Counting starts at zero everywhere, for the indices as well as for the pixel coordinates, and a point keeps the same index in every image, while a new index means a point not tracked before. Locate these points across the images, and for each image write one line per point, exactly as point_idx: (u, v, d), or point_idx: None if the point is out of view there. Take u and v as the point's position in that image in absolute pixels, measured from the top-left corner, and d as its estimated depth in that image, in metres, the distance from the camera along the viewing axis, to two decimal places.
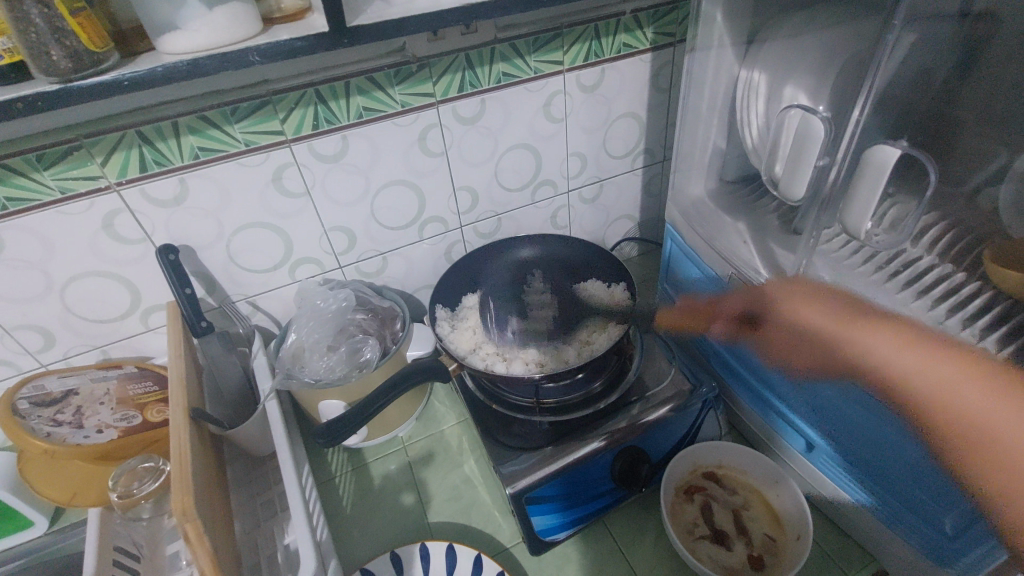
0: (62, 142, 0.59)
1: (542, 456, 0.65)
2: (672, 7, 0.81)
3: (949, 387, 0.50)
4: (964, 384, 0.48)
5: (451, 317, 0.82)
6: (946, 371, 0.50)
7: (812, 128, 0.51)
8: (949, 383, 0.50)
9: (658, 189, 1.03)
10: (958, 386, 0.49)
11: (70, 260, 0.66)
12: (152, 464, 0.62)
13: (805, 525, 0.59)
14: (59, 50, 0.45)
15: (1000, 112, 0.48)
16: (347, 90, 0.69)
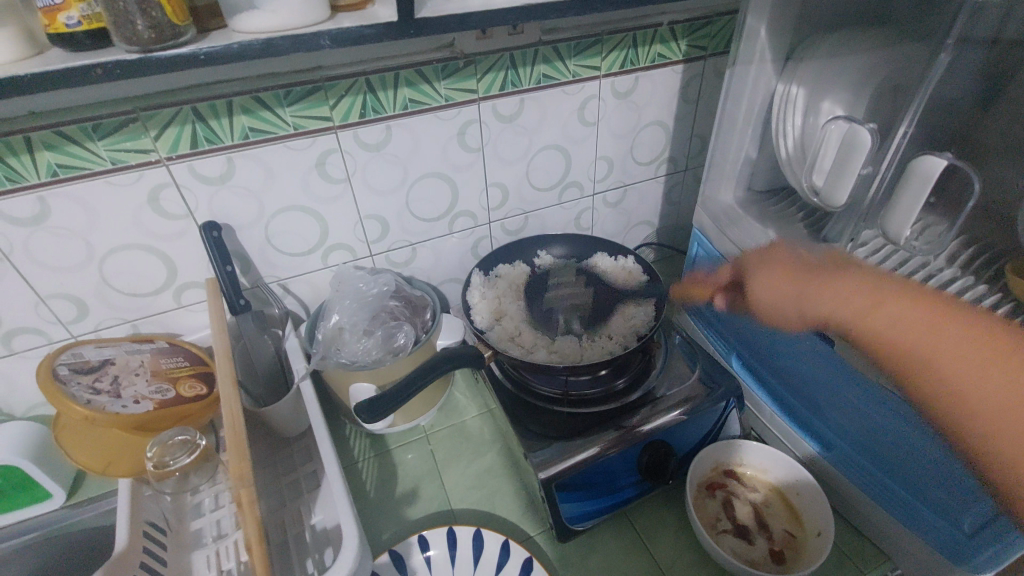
0: (120, 114, 0.60)
1: (571, 445, 0.66)
2: (706, 22, 0.84)
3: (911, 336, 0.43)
4: (913, 332, 0.43)
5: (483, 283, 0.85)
6: (915, 318, 0.43)
7: (860, 137, 0.55)
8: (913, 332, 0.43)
9: (678, 198, 1.05)
10: (932, 331, 0.42)
11: (113, 231, 0.67)
12: (186, 437, 0.63)
13: (826, 522, 0.62)
14: (142, 20, 0.46)
15: None
16: (396, 82, 0.70)
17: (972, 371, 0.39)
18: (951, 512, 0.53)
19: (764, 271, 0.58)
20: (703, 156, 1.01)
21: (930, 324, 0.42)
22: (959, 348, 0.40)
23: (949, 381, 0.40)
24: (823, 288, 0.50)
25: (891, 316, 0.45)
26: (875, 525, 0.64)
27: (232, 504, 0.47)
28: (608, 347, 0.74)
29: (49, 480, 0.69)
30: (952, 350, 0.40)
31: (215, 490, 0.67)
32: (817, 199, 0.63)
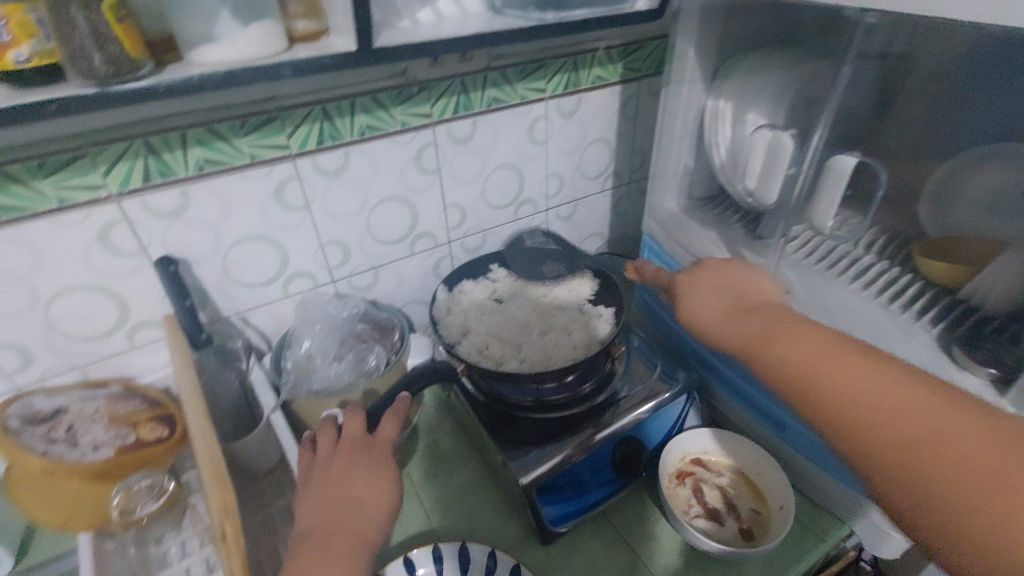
0: (67, 151, 0.58)
1: (548, 449, 0.68)
2: (638, 46, 0.91)
3: (861, 390, 0.41)
4: (858, 381, 0.41)
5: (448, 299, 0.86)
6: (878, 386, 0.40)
7: (783, 144, 0.61)
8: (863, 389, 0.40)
9: (625, 209, 1.12)
10: (887, 390, 0.40)
11: (59, 272, 0.64)
12: (152, 484, 0.62)
13: (787, 496, 0.67)
14: (99, 55, 0.46)
15: None
16: (352, 109, 0.72)
17: (926, 435, 0.37)
18: None
19: (699, 290, 0.57)
20: (644, 169, 1.08)
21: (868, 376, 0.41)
22: (909, 407, 0.38)
23: (905, 444, 0.37)
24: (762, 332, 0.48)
25: (840, 363, 0.42)
26: (828, 494, 0.69)
27: (218, 538, 0.45)
28: (571, 350, 0.77)
29: None
30: (906, 410, 0.38)
31: (181, 538, 0.63)
32: (752, 201, 0.70)
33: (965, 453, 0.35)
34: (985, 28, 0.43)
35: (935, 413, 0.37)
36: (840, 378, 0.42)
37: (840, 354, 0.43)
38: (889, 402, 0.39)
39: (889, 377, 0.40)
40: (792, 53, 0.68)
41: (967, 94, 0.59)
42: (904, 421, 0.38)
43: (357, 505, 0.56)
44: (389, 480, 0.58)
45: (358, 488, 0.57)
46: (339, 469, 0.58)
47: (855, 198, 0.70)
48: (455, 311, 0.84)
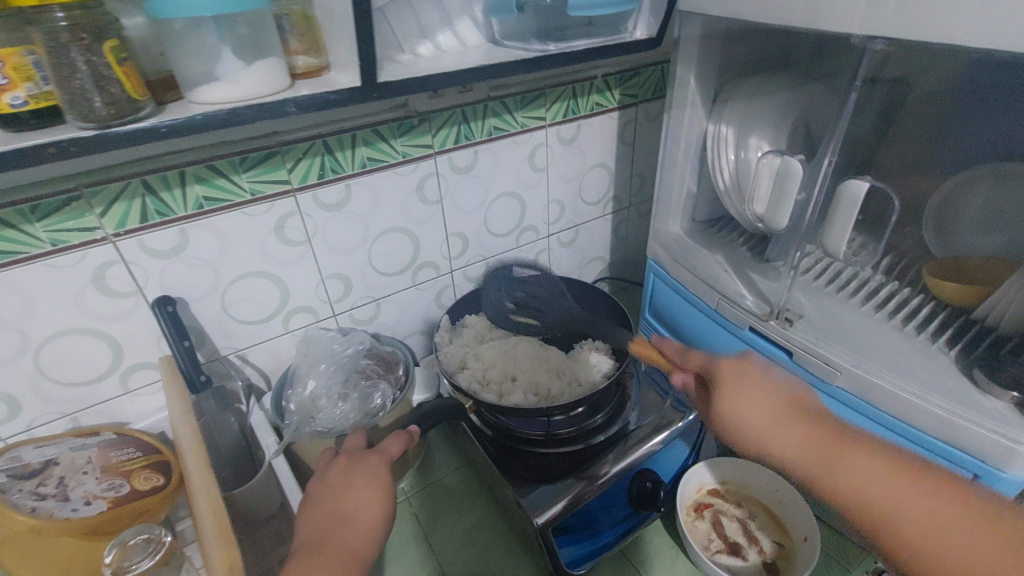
0: (62, 192, 0.57)
1: (562, 486, 0.66)
2: (635, 73, 0.92)
3: (880, 495, 0.43)
4: (880, 490, 0.43)
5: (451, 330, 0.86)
6: (872, 478, 0.44)
7: (792, 169, 0.59)
8: (891, 497, 0.43)
9: (625, 232, 1.11)
10: (906, 493, 0.42)
11: (51, 316, 0.61)
12: (149, 536, 0.55)
13: (810, 525, 0.64)
14: (99, 97, 0.45)
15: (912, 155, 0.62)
16: (353, 142, 0.71)
17: (922, 518, 0.41)
18: None
19: (737, 382, 0.52)
20: (643, 192, 1.08)
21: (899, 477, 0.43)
22: (932, 509, 0.41)
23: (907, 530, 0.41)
24: (760, 419, 0.49)
25: (836, 455, 0.46)
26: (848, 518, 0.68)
27: None
28: (578, 376, 0.78)
29: None
30: (936, 514, 0.41)
31: None
32: (760, 225, 0.70)
33: (973, 555, 0.39)
34: (994, 56, 0.43)
35: (954, 519, 0.40)
36: (876, 491, 0.43)
37: (867, 454, 0.45)
38: (903, 502, 0.42)
39: (906, 482, 0.43)
40: (790, 79, 0.69)
41: (968, 117, 0.59)
42: (921, 527, 0.41)
43: (349, 521, 0.48)
44: (386, 496, 0.50)
45: (352, 501, 0.49)
46: (333, 481, 0.51)
47: (862, 220, 0.69)
48: (457, 342, 0.83)
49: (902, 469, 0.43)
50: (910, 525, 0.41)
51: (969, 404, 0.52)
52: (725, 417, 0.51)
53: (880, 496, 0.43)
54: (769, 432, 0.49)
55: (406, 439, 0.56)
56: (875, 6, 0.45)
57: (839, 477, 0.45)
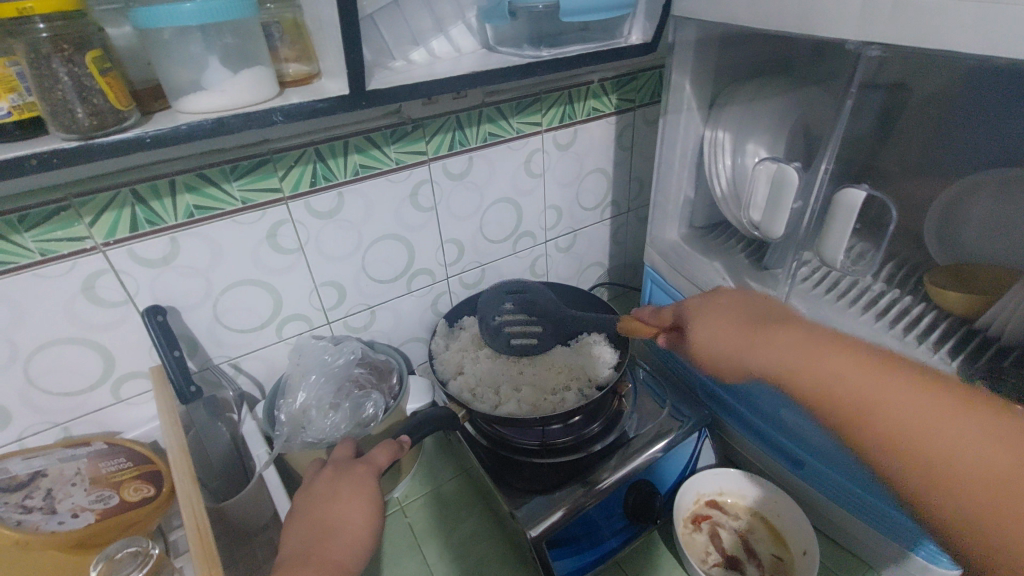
0: (50, 202, 0.56)
1: (556, 497, 0.65)
2: (632, 77, 0.91)
3: (913, 420, 0.37)
4: (874, 386, 0.39)
5: (446, 335, 0.85)
6: (849, 377, 0.41)
7: (788, 176, 0.58)
8: (882, 396, 0.39)
9: (624, 237, 1.10)
10: (875, 380, 0.40)
11: (40, 326, 0.61)
12: (137, 549, 0.54)
13: (810, 539, 0.63)
14: (82, 108, 0.45)
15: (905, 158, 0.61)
16: (346, 149, 0.71)
17: (921, 426, 0.37)
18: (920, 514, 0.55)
19: (709, 317, 0.51)
20: (642, 197, 1.07)
21: (869, 364, 0.41)
22: (922, 410, 0.37)
23: (952, 463, 0.35)
24: (794, 351, 0.44)
25: (865, 372, 0.40)
26: (848, 532, 0.66)
27: None
28: (589, 372, 0.77)
29: None
30: (916, 409, 0.37)
31: None
32: (756, 233, 0.69)
33: (968, 466, 0.34)
34: (994, 62, 0.42)
35: (943, 413, 0.37)
36: (855, 385, 0.40)
37: (852, 360, 0.41)
38: (875, 391, 0.39)
39: (893, 374, 0.39)
40: (787, 82, 0.67)
41: (969, 123, 0.58)
42: (945, 440, 0.36)
43: (336, 532, 0.48)
44: (374, 506, 0.50)
45: (338, 511, 0.49)
46: (319, 490, 0.51)
47: (862, 226, 0.68)
48: (452, 347, 0.82)
49: (863, 353, 0.41)
50: (929, 431, 0.36)
51: None
52: (701, 346, 0.50)
53: (886, 401, 0.39)
54: (752, 354, 0.46)
55: (394, 448, 0.55)
56: (871, 10, 0.44)
57: (841, 383, 0.41)
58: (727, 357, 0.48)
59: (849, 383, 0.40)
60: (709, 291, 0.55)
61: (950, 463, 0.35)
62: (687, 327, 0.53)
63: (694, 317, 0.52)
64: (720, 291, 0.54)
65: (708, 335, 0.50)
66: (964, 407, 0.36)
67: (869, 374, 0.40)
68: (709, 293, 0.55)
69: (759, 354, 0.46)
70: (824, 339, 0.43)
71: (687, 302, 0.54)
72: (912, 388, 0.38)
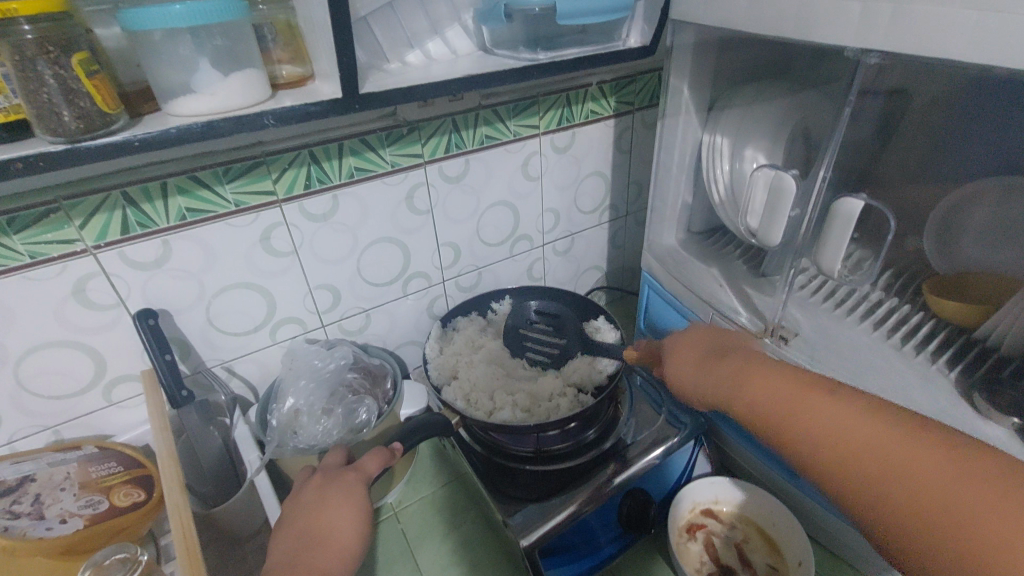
0: (39, 204, 0.56)
1: (551, 504, 0.64)
2: (631, 80, 0.91)
3: (884, 463, 0.37)
4: (882, 443, 0.38)
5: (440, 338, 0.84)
6: (848, 421, 0.40)
7: (785, 184, 0.57)
8: (858, 448, 0.39)
9: (622, 241, 1.09)
10: (871, 432, 0.39)
11: (29, 329, 0.60)
12: (126, 555, 0.54)
13: (806, 550, 0.62)
14: (68, 111, 0.44)
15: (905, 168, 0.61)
16: (340, 152, 0.70)
17: (930, 481, 0.35)
18: None
19: (684, 351, 0.53)
20: (641, 200, 1.06)
21: (879, 426, 0.39)
22: (918, 463, 0.36)
23: (937, 499, 0.34)
24: (773, 398, 0.44)
25: (810, 403, 0.42)
26: (837, 538, 0.66)
27: None
28: (583, 378, 0.75)
29: None
30: (884, 444, 0.38)
31: None
32: (754, 239, 0.68)
33: (977, 527, 0.32)
34: (993, 71, 0.41)
35: (945, 472, 0.35)
36: (836, 430, 0.40)
37: (843, 408, 0.41)
38: (853, 429, 0.39)
39: (894, 433, 0.38)
40: (786, 87, 0.66)
41: (969, 131, 0.57)
42: (955, 506, 0.34)
43: (323, 542, 0.47)
44: (362, 515, 0.49)
45: (325, 520, 0.48)
46: (305, 500, 0.50)
47: (861, 234, 0.67)
48: (447, 351, 0.81)
49: (857, 406, 0.40)
50: (885, 479, 0.37)
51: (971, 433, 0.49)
52: (673, 378, 0.52)
53: (861, 442, 0.39)
54: (703, 387, 0.49)
55: (385, 456, 0.55)
56: (870, 16, 0.44)
57: (805, 431, 0.41)
58: (702, 398, 0.49)
59: (830, 434, 0.40)
60: (695, 323, 0.58)
61: (965, 527, 0.33)
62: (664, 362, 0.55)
63: (666, 345, 0.56)
64: (709, 327, 0.56)
65: (698, 381, 0.50)
66: (964, 458, 0.35)
67: (844, 419, 0.40)
68: (695, 324, 0.58)
69: (742, 390, 0.46)
70: (799, 377, 0.44)
71: (670, 335, 0.57)
72: (930, 445, 0.37)
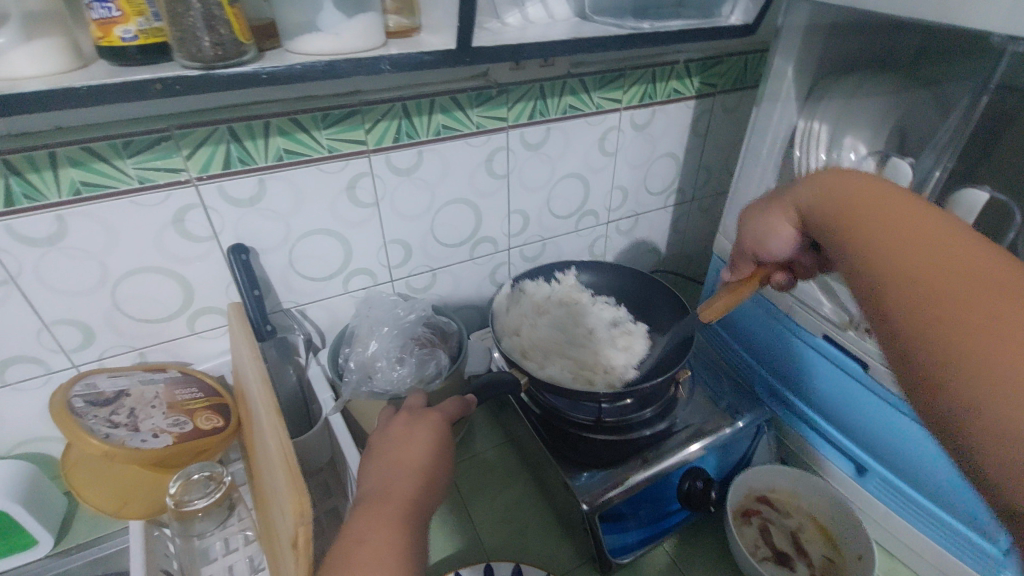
0: (154, 131, 0.58)
1: (611, 474, 0.65)
2: (717, 61, 0.89)
3: (936, 265, 0.31)
4: (963, 280, 0.30)
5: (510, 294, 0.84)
6: (930, 266, 0.32)
7: (901, 171, 0.60)
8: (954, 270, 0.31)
9: (684, 227, 1.08)
10: (932, 271, 0.31)
11: (131, 252, 0.63)
12: (208, 475, 0.61)
13: (866, 545, 0.61)
14: (208, 37, 0.45)
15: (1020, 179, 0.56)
16: (431, 108, 0.71)
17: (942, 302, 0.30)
18: (989, 531, 0.55)
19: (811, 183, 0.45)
20: (708, 187, 1.05)
21: (930, 250, 0.32)
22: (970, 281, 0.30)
23: None
24: (896, 249, 0.34)
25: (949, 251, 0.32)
26: (897, 538, 0.65)
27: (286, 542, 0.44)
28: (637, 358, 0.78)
29: (36, 522, 0.62)
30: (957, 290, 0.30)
31: (226, 533, 0.62)
32: None
33: None
34: None
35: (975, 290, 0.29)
36: (921, 278, 0.31)
37: (917, 229, 0.34)
38: (941, 285, 0.30)
39: (943, 255, 0.32)
40: (892, 79, 0.64)
41: None
42: (974, 334, 0.28)
43: (406, 472, 0.47)
44: (445, 459, 0.50)
45: (409, 453, 0.49)
46: (389, 434, 0.51)
47: None
48: (513, 310, 0.82)
49: (949, 227, 0.33)
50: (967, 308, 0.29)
51: None
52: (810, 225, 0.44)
53: (957, 288, 0.30)
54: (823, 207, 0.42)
55: (462, 403, 0.55)
56: None
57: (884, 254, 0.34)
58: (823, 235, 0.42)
59: (923, 278, 0.31)
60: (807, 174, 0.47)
61: None
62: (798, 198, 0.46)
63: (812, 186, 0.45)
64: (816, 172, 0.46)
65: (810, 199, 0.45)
66: (984, 260, 0.31)
67: (933, 227, 0.34)
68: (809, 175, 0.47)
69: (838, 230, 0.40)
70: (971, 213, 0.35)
71: (804, 182, 0.46)
72: (960, 265, 0.31)
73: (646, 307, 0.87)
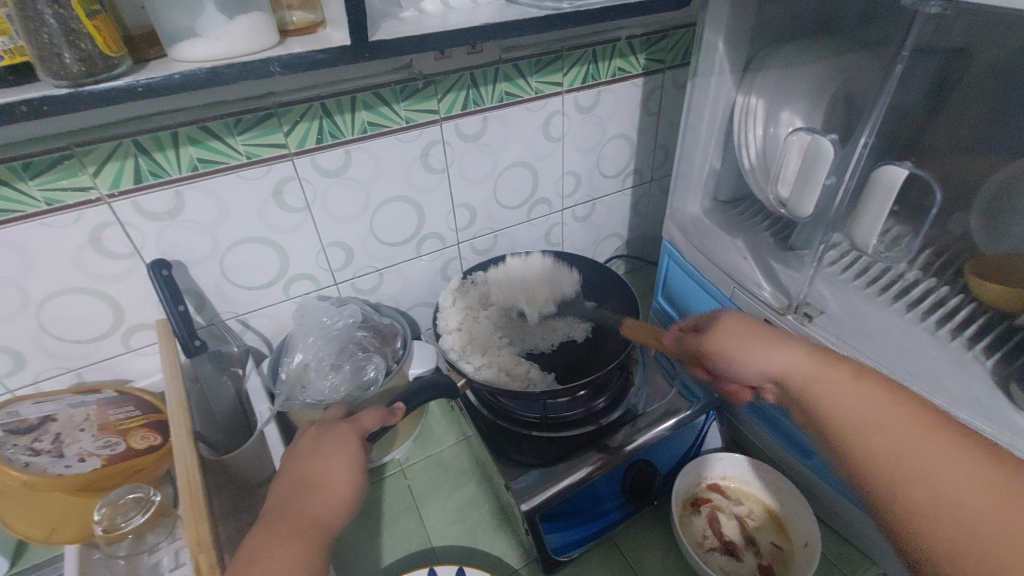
0: (54, 150, 0.56)
1: (552, 472, 0.63)
2: (661, 36, 0.85)
3: (913, 443, 0.40)
4: (932, 458, 0.39)
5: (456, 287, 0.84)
6: (915, 445, 0.40)
7: (822, 149, 0.53)
8: (912, 438, 0.41)
9: (645, 208, 1.05)
10: (914, 448, 0.40)
11: (48, 275, 0.62)
12: (140, 495, 0.58)
13: (813, 531, 0.60)
14: (71, 53, 0.43)
15: (971, 140, 0.56)
16: (353, 105, 0.68)
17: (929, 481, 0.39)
18: None
19: (734, 331, 0.55)
20: (667, 166, 1.02)
21: (906, 427, 0.41)
22: (939, 463, 0.39)
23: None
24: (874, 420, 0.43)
25: (916, 431, 0.41)
26: (853, 525, 0.63)
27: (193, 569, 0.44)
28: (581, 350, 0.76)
29: None
30: (943, 466, 0.39)
31: (174, 546, 0.60)
32: (785, 210, 0.64)
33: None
34: None
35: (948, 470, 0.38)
36: (904, 457, 0.40)
37: (887, 400, 0.44)
38: (923, 461, 0.39)
39: (920, 433, 0.41)
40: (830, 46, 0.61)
41: None
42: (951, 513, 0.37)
43: (316, 488, 0.47)
44: (361, 473, 0.49)
45: (320, 470, 0.48)
46: (302, 449, 0.50)
47: (902, 210, 0.62)
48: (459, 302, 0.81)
49: (916, 403, 0.43)
50: (915, 461, 0.40)
51: (1008, 429, 0.46)
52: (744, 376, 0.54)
53: (928, 469, 0.39)
54: (760, 359, 0.52)
55: (383, 413, 0.54)
56: None
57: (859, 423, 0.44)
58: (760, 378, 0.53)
59: (903, 456, 0.40)
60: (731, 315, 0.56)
61: None
62: (721, 347, 0.55)
63: (729, 337, 0.55)
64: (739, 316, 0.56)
65: (733, 347, 0.54)
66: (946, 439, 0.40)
67: (890, 404, 0.43)
68: (731, 316, 0.56)
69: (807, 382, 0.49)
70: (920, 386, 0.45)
71: (724, 326, 0.56)
72: (933, 445, 0.40)
73: (600, 295, 0.85)
